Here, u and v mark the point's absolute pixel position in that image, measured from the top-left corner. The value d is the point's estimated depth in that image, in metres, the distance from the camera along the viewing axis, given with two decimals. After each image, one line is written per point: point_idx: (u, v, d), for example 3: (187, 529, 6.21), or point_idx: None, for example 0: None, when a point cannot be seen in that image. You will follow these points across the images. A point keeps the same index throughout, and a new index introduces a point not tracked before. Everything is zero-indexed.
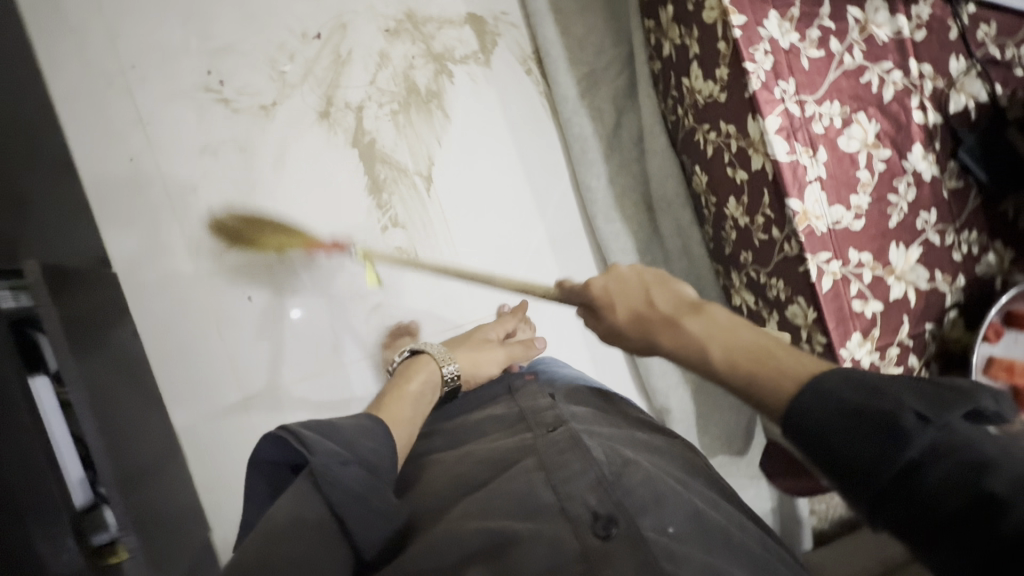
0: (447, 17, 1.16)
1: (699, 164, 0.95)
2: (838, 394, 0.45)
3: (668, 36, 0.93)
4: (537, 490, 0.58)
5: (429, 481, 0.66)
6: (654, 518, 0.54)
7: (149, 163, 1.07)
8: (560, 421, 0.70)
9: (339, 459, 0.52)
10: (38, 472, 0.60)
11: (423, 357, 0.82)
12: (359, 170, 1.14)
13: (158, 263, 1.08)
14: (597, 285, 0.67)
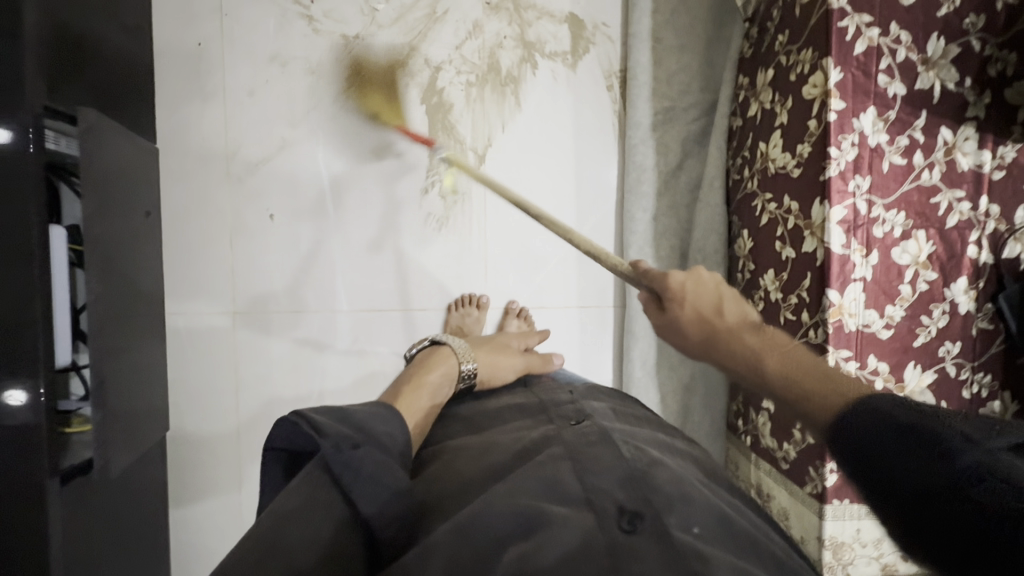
0: (549, 10, 1.15)
1: (748, 228, 0.96)
2: (892, 414, 0.46)
3: (758, 98, 0.93)
4: (563, 475, 0.54)
5: (444, 460, 0.61)
6: (681, 515, 0.50)
7: (215, 53, 1.06)
8: (584, 416, 0.68)
9: (349, 443, 0.48)
10: (31, 320, 0.59)
11: (444, 350, 0.80)
12: (419, 127, 1.13)
13: (195, 152, 1.06)
14: (675, 277, 0.60)
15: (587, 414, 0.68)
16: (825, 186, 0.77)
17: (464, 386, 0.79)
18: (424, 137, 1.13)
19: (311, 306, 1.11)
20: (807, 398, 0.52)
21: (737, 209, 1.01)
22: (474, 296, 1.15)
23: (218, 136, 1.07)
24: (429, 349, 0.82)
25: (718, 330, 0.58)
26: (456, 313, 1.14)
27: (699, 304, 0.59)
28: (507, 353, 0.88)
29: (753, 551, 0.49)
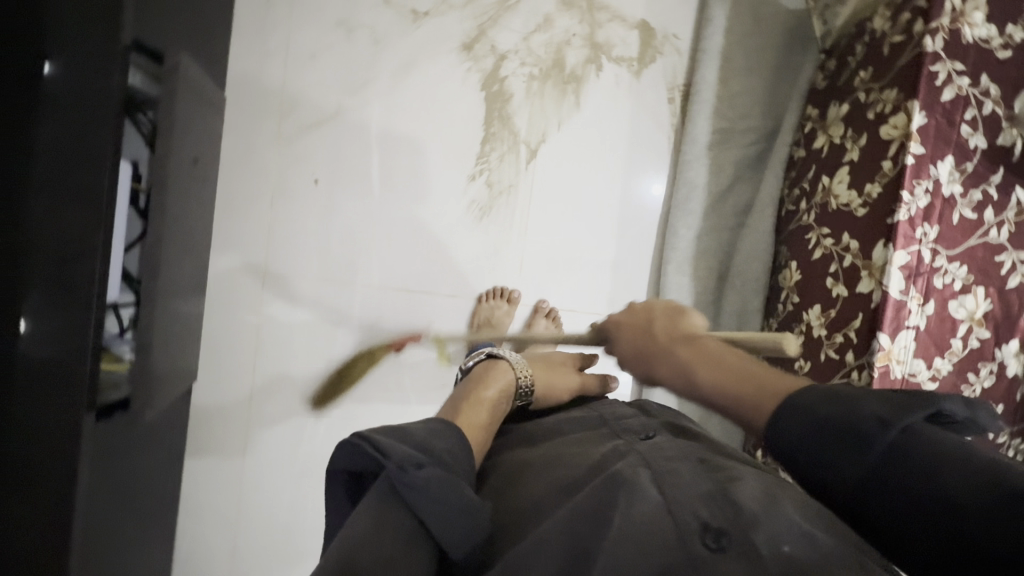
0: (622, 14, 1.14)
1: (797, 260, 0.95)
2: (817, 414, 0.45)
3: (827, 131, 0.92)
4: (641, 482, 0.53)
5: (518, 472, 0.61)
6: (768, 533, 0.47)
7: (283, 10, 1.03)
8: (650, 431, 0.66)
9: (414, 462, 0.47)
10: (90, 252, 0.58)
11: (502, 364, 0.75)
12: (476, 113, 1.12)
13: (254, 104, 1.03)
14: (613, 316, 0.68)
15: (654, 429, 0.67)
16: (891, 229, 0.77)
17: (519, 403, 0.74)
18: (480, 124, 1.12)
19: (338, 277, 1.09)
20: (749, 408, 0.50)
21: (787, 240, 0.98)
22: (506, 290, 1.15)
23: (274, 93, 1.04)
24: (484, 362, 0.76)
25: (649, 350, 0.61)
26: (484, 304, 1.13)
27: (636, 328, 0.64)
28: (564, 372, 0.84)
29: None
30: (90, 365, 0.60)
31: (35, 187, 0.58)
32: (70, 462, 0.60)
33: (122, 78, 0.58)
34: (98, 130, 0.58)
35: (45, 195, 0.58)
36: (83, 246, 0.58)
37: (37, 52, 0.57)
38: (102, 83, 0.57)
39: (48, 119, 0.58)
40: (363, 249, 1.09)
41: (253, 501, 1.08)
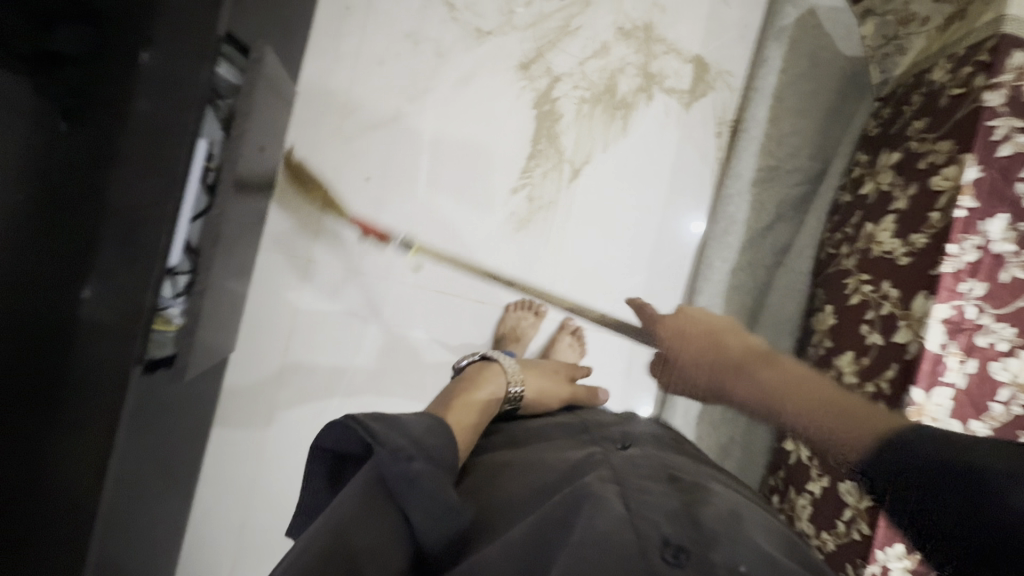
0: (678, 47, 1.17)
1: (833, 304, 0.93)
2: (888, 460, 0.43)
3: (875, 178, 0.91)
4: (608, 495, 0.51)
5: (498, 471, 0.61)
6: (726, 553, 0.48)
7: (359, 18, 1.10)
8: (627, 441, 0.67)
9: (404, 453, 0.48)
10: (160, 217, 0.64)
11: (494, 367, 0.76)
12: (526, 129, 1.16)
13: (319, 102, 1.09)
14: (667, 326, 0.68)
15: (631, 440, 0.67)
16: (934, 281, 0.75)
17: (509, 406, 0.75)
18: (528, 140, 1.16)
19: (371, 272, 1.13)
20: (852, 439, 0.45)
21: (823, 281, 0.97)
22: (534, 302, 1.17)
23: (339, 93, 1.10)
24: (478, 362, 0.78)
25: (722, 362, 0.58)
26: (511, 313, 1.16)
27: (699, 340, 0.62)
28: (551, 379, 0.83)
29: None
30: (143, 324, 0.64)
31: (122, 155, 0.64)
32: (116, 406, 0.65)
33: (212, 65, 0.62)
34: (183, 113, 0.63)
35: (128, 163, 0.64)
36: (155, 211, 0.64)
37: (143, 35, 0.63)
38: (192, 69, 0.62)
39: (141, 94, 0.63)
40: (403, 247, 1.14)
41: (268, 477, 1.11)
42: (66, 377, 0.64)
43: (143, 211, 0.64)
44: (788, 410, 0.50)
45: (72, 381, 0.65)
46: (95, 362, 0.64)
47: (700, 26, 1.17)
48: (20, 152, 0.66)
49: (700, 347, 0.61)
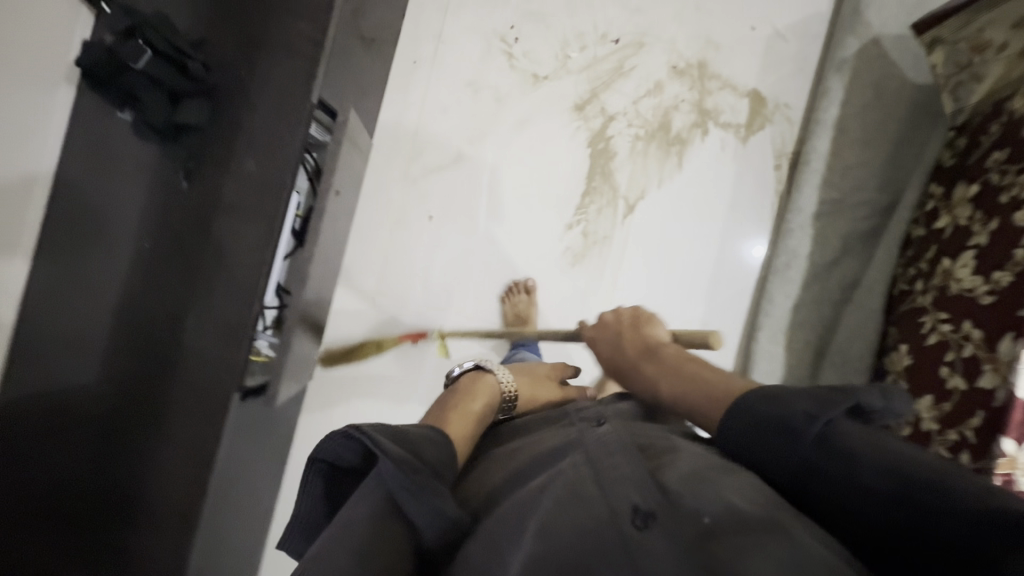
0: (733, 82, 1.18)
1: (908, 343, 0.88)
2: (746, 414, 0.45)
3: (951, 211, 0.87)
4: (582, 481, 0.44)
5: (486, 462, 0.56)
6: (699, 496, 0.41)
7: (424, 73, 1.20)
8: (602, 418, 0.57)
9: (409, 466, 0.42)
10: (256, 261, 0.73)
11: (487, 380, 0.72)
12: (580, 167, 1.20)
13: (393, 151, 1.19)
14: (587, 331, 0.72)
15: (607, 416, 0.57)
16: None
17: (502, 416, 0.73)
18: (582, 178, 1.20)
19: (434, 304, 1.20)
20: (704, 411, 0.49)
21: (897, 321, 0.92)
22: (524, 281, 1.20)
23: (407, 142, 1.19)
24: (471, 372, 0.74)
25: (618, 359, 0.64)
26: (508, 303, 1.19)
27: (604, 339, 0.68)
28: (543, 385, 0.81)
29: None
30: (243, 353, 0.73)
31: (231, 211, 0.74)
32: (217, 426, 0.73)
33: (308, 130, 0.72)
34: (282, 169, 0.73)
35: (228, 213, 0.74)
36: (253, 256, 0.73)
37: (246, 104, 0.73)
38: (290, 134, 0.72)
39: (246, 158, 0.73)
40: (462, 281, 1.20)
41: None
42: (181, 397, 0.74)
43: (242, 254, 0.73)
44: (663, 390, 0.55)
45: (174, 406, 0.74)
46: (201, 384, 0.74)
47: (756, 61, 1.17)
48: (137, 209, 0.77)
49: (602, 345, 0.68)
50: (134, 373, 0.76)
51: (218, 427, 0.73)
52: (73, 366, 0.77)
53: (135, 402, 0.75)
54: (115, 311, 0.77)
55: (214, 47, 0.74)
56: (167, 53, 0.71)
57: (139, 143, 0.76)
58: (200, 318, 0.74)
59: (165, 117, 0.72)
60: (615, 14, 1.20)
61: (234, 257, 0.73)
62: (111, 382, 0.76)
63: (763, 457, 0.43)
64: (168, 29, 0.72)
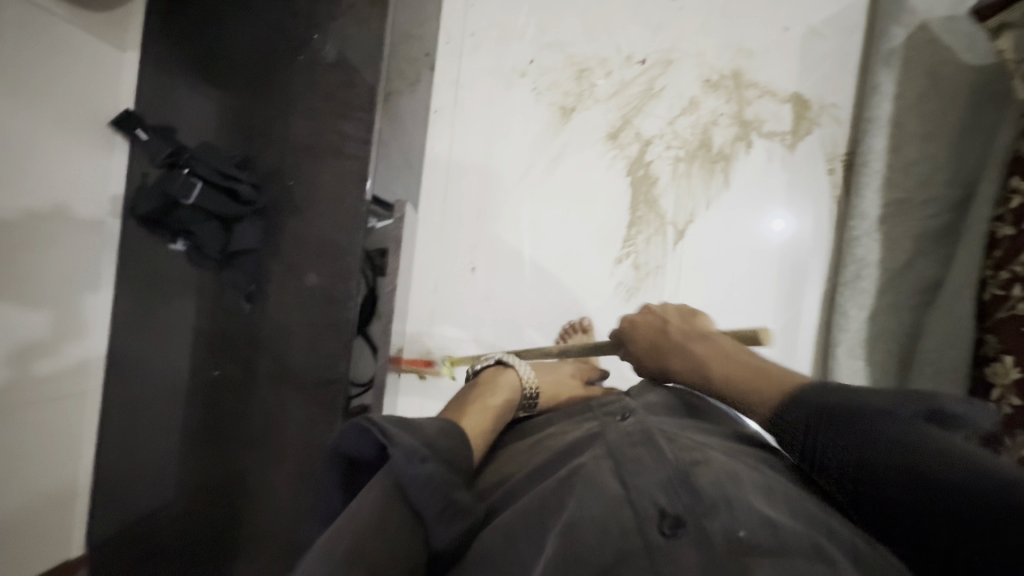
0: (772, 88, 1.12)
1: (1012, 355, 0.84)
2: (822, 401, 0.46)
3: None
4: (601, 475, 0.50)
5: (508, 459, 0.65)
6: (726, 519, 0.43)
7: (447, 120, 1.17)
8: (627, 411, 0.65)
9: (418, 455, 0.47)
10: (336, 352, 0.77)
11: (509, 373, 0.78)
12: (623, 198, 1.14)
13: (437, 202, 1.17)
14: (626, 319, 0.75)
15: (632, 410, 0.65)
16: None
17: (523, 412, 0.78)
18: (625, 209, 1.14)
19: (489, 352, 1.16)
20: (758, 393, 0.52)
21: (993, 326, 0.88)
22: (581, 321, 1.13)
23: (437, 193, 1.17)
24: (494, 367, 0.80)
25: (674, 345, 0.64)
26: (565, 346, 1.12)
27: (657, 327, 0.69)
28: (566, 385, 0.86)
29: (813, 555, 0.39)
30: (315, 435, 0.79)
31: (291, 319, 0.79)
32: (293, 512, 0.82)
33: (364, 237, 0.77)
34: (344, 283, 0.77)
35: (285, 315, 0.80)
36: (329, 348, 0.78)
37: (295, 210, 0.79)
38: (350, 237, 0.77)
39: (310, 269, 0.79)
40: (514, 331, 1.16)
41: None
42: (262, 474, 0.82)
43: (302, 340, 0.79)
44: (716, 373, 0.58)
45: (250, 494, 0.83)
46: (273, 471, 0.82)
47: (794, 63, 1.11)
48: (193, 317, 0.86)
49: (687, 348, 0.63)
50: (210, 464, 0.86)
51: (292, 510, 0.81)
52: (158, 464, 0.89)
53: (219, 489, 0.85)
54: (185, 413, 0.87)
55: (258, 163, 0.82)
56: (217, 185, 0.79)
57: (197, 269, 0.85)
58: (264, 411, 0.82)
59: (222, 246, 0.81)
60: (637, 34, 1.14)
61: (293, 350, 0.79)
62: (194, 478, 0.87)
63: (828, 442, 0.44)
64: (212, 159, 0.80)
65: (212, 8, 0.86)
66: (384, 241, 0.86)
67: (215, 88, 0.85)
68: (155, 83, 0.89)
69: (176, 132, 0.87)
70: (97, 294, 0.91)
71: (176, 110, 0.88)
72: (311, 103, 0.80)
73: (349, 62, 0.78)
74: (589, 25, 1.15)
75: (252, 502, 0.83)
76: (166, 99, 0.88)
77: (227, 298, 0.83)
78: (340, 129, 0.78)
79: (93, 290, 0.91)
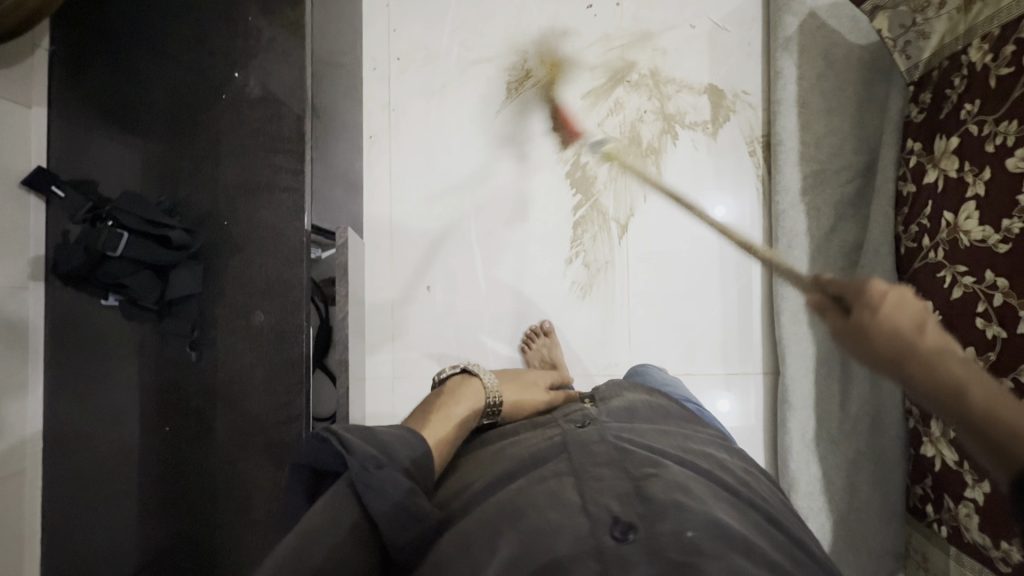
0: (689, 82, 1.19)
1: (930, 300, 0.92)
2: None
3: (938, 165, 0.91)
4: (563, 490, 0.55)
5: (470, 469, 0.64)
6: (675, 521, 0.50)
7: (383, 143, 1.18)
8: (588, 421, 0.68)
9: (374, 461, 0.49)
10: (293, 386, 0.75)
11: (474, 383, 0.77)
12: (566, 198, 1.18)
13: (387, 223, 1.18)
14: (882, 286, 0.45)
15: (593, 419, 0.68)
16: None
17: (485, 421, 0.76)
18: (570, 211, 1.18)
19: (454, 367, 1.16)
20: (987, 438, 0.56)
21: (911, 278, 0.97)
22: (541, 324, 1.16)
23: (383, 214, 1.17)
24: (459, 376, 0.79)
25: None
26: (531, 350, 1.14)
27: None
28: (532, 390, 0.83)
29: (747, 552, 0.47)
30: (276, 474, 0.77)
31: (242, 361, 0.77)
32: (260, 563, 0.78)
33: (308, 267, 0.76)
34: (293, 316, 0.76)
35: (230, 357, 0.78)
36: (280, 384, 0.76)
37: (231, 246, 0.78)
38: (294, 269, 0.76)
39: (258, 308, 0.77)
40: (474, 343, 1.16)
41: None
42: (226, 527, 0.79)
43: (254, 380, 0.77)
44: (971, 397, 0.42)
45: (211, 549, 0.80)
46: (237, 523, 0.79)
47: (705, 56, 1.19)
48: (134, 374, 0.82)
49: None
50: (172, 530, 0.81)
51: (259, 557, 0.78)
52: (115, 539, 0.83)
53: (187, 554, 0.81)
54: (140, 481, 0.82)
55: (189, 207, 0.80)
56: (145, 232, 0.77)
57: (135, 323, 0.82)
58: (224, 462, 0.78)
59: (160, 295, 0.78)
60: (558, 43, 1.19)
61: (243, 389, 0.77)
62: (150, 546, 0.82)
63: None
64: (137, 207, 0.78)
65: (123, 55, 0.83)
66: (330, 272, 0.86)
67: (133, 136, 0.82)
68: (69, 138, 0.86)
69: (96, 185, 0.84)
70: (24, 402, 0.85)
71: (95, 163, 0.84)
72: (238, 140, 0.79)
73: (272, 95, 0.78)
74: (511, 38, 1.19)
75: (217, 557, 0.80)
76: (83, 152, 0.85)
77: (172, 349, 0.80)
78: (272, 163, 0.77)
79: (21, 396, 0.84)
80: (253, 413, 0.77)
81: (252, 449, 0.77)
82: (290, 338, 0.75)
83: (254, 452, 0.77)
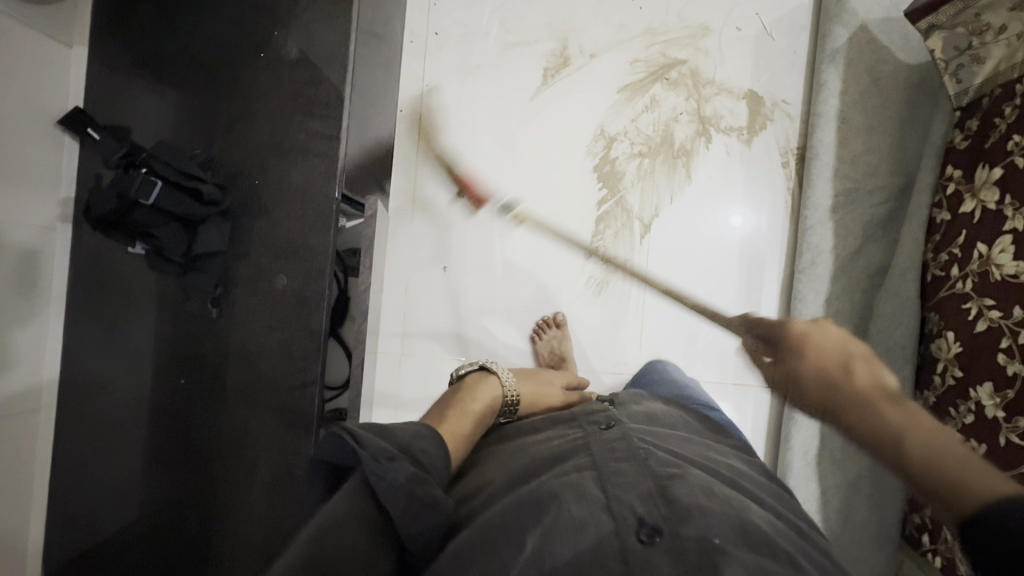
0: (729, 86, 1.17)
1: (953, 331, 0.91)
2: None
3: (977, 195, 0.90)
4: (586, 485, 0.54)
5: (491, 459, 0.64)
6: (699, 526, 0.48)
7: (414, 118, 1.17)
8: (613, 422, 0.69)
9: (385, 454, 0.48)
10: (310, 355, 0.75)
11: (492, 379, 0.78)
12: (592, 189, 1.16)
13: (410, 201, 1.17)
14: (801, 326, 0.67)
15: (617, 420, 0.70)
16: None
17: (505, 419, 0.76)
18: (594, 205, 1.16)
19: (463, 346, 1.16)
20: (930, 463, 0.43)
21: (936, 306, 0.95)
22: (555, 316, 1.16)
23: (406, 190, 1.17)
24: (477, 372, 0.79)
25: (842, 386, 0.54)
26: (541, 341, 1.14)
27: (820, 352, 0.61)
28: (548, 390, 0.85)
29: (773, 554, 0.47)
30: (282, 440, 0.77)
31: (259, 324, 0.77)
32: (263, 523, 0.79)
33: (335, 235, 0.75)
34: (315, 283, 0.75)
35: (247, 320, 0.78)
36: (289, 353, 0.76)
37: (259, 208, 0.78)
38: (320, 235, 0.75)
39: (280, 271, 0.77)
40: (483, 332, 1.16)
41: None
42: (231, 485, 0.80)
43: (271, 344, 0.77)
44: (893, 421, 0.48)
45: (215, 508, 0.81)
46: (242, 481, 0.79)
47: (749, 61, 1.16)
48: (150, 327, 0.83)
49: (824, 363, 0.58)
50: (176, 484, 0.82)
51: (257, 515, 0.79)
52: (122, 483, 0.85)
53: (190, 510, 0.82)
54: (149, 430, 0.83)
55: (221, 163, 0.80)
56: (177, 184, 0.78)
57: (157, 275, 0.82)
58: (233, 421, 0.79)
59: (186, 248, 0.79)
60: (600, 32, 1.17)
61: (259, 349, 0.77)
62: (152, 498, 0.83)
63: None
64: (172, 159, 0.78)
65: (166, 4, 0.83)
66: (356, 241, 0.84)
67: (171, 87, 0.82)
68: (107, 85, 0.85)
69: (129, 133, 0.84)
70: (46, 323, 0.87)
71: (131, 112, 0.84)
72: (274, 101, 0.78)
73: (312, 59, 0.77)
74: (553, 23, 1.17)
75: (220, 514, 0.81)
76: (119, 100, 0.85)
77: (192, 304, 0.80)
78: (307, 128, 0.76)
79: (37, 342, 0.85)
80: (264, 375, 0.77)
81: (260, 411, 0.78)
82: (312, 306, 0.75)
83: (262, 415, 0.78)
